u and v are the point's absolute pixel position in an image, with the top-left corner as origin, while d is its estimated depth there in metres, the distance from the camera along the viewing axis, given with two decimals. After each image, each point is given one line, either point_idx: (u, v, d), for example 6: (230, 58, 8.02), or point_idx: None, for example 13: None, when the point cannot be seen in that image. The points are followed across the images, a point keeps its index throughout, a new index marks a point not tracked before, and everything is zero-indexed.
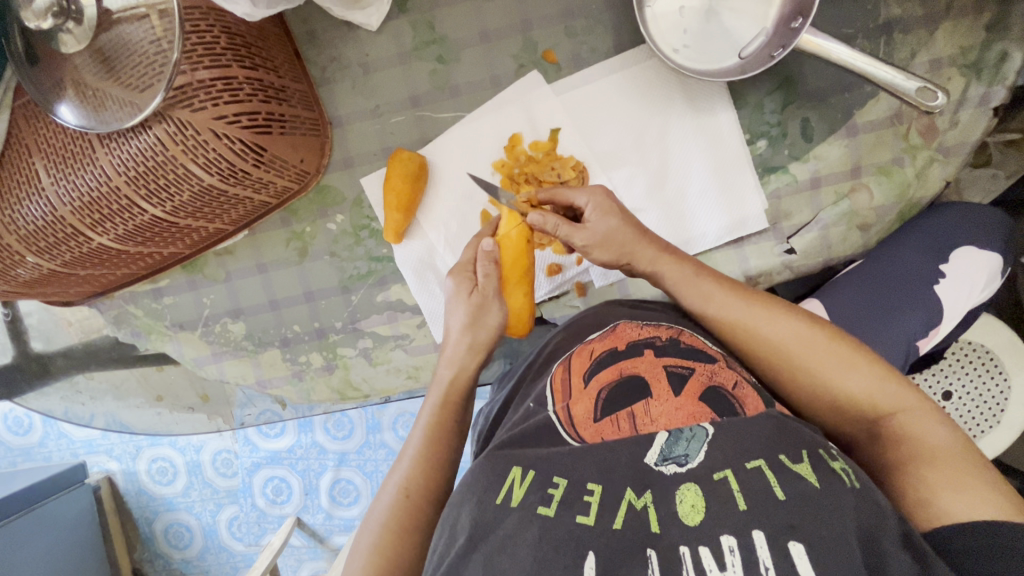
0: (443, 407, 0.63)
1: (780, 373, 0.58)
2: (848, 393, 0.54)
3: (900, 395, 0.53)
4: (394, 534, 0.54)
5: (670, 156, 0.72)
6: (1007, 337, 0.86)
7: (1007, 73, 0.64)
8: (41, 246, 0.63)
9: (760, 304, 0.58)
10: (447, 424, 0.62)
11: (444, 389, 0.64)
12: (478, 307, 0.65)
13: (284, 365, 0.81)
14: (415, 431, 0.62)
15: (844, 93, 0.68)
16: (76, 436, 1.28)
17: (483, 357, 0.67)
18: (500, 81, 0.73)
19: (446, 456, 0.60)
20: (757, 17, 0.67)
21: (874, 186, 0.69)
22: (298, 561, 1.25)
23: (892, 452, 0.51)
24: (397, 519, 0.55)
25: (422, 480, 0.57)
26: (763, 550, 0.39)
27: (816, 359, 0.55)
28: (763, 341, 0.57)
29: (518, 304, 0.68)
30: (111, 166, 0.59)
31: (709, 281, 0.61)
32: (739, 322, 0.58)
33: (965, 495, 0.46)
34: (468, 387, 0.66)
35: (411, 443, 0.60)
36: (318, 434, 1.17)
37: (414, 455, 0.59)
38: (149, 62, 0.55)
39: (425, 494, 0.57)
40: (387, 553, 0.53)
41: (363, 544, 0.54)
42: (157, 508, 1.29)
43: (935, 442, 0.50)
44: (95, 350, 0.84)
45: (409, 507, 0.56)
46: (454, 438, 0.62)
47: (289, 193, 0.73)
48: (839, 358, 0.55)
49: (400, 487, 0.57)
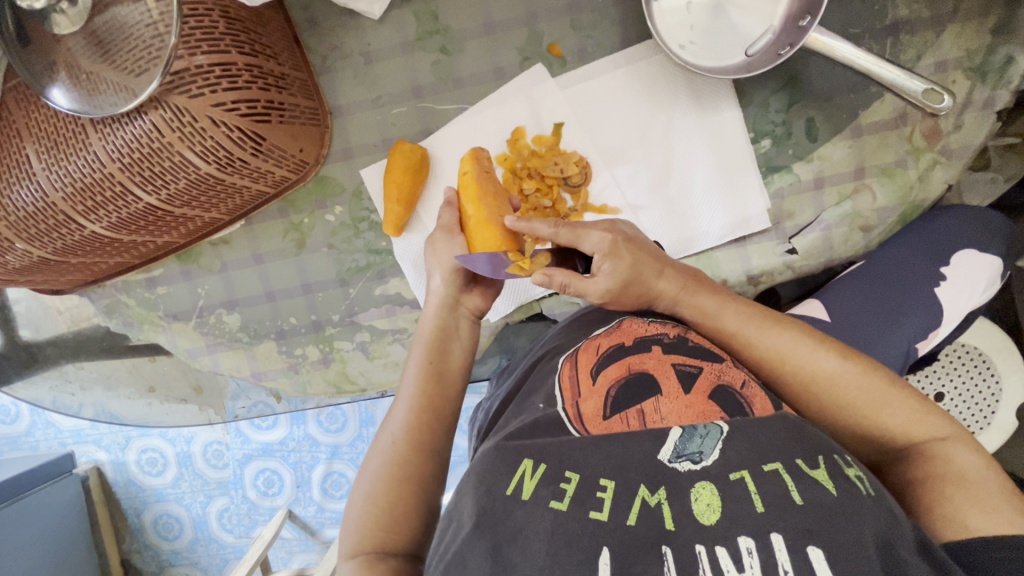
0: (427, 350, 0.61)
1: (810, 407, 0.56)
2: (882, 425, 0.53)
3: (932, 422, 0.53)
4: (386, 485, 0.54)
5: (674, 153, 0.71)
6: (1000, 341, 0.86)
7: (1012, 77, 0.64)
8: (32, 233, 0.62)
9: (786, 334, 0.57)
10: (434, 370, 0.60)
11: (425, 330, 0.62)
12: (432, 242, 0.64)
13: (279, 358, 0.80)
14: (405, 375, 0.60)
15: (850, 94, 0.68)
16: (63, 426, 1.26)
17: (462, 292, 0.63)
18: (503, 74, 0.72)
19: (437, 404, 0.58)
20: (765, 14, 0.66)
21: (877, 188, 0.69)
22: (290, 554, 1.24)
23: (922, 472, 0.51)
24: (391, 469, 0.54)
25: (411, 427, 0.56)
26: (782, 554, 0.39)
27: (848, 394, 0.54)
28: (796, 375, 0.55)
29: (473, 227, 0.61)
30: (104, 152, 0.57)
31: (732, 313, 0.58)
32: (775, 353, 0.56)
33: (992, 515, 0.46)
34: (454, 328, 0.63)
35: (402, 389, 0.59)
36: (311, 427, 1.16)
37: (405, 398, 0.58)
38: (145, 46, 0.54)
39: (417, 444, 0.56)
40: (381, 504, 0.53)
41: (357, 498, 0.54)
42: (146, 499, 1.27)
43: (968, 466, 0.50)
44: (86, 339, 0.82)
45: (399, 453, 0.55)
46: (443, 385, 0.60)
47: (287, 183, 0.72)
48: (871, 395, 0.53)
49: (391, 433, 0.57)
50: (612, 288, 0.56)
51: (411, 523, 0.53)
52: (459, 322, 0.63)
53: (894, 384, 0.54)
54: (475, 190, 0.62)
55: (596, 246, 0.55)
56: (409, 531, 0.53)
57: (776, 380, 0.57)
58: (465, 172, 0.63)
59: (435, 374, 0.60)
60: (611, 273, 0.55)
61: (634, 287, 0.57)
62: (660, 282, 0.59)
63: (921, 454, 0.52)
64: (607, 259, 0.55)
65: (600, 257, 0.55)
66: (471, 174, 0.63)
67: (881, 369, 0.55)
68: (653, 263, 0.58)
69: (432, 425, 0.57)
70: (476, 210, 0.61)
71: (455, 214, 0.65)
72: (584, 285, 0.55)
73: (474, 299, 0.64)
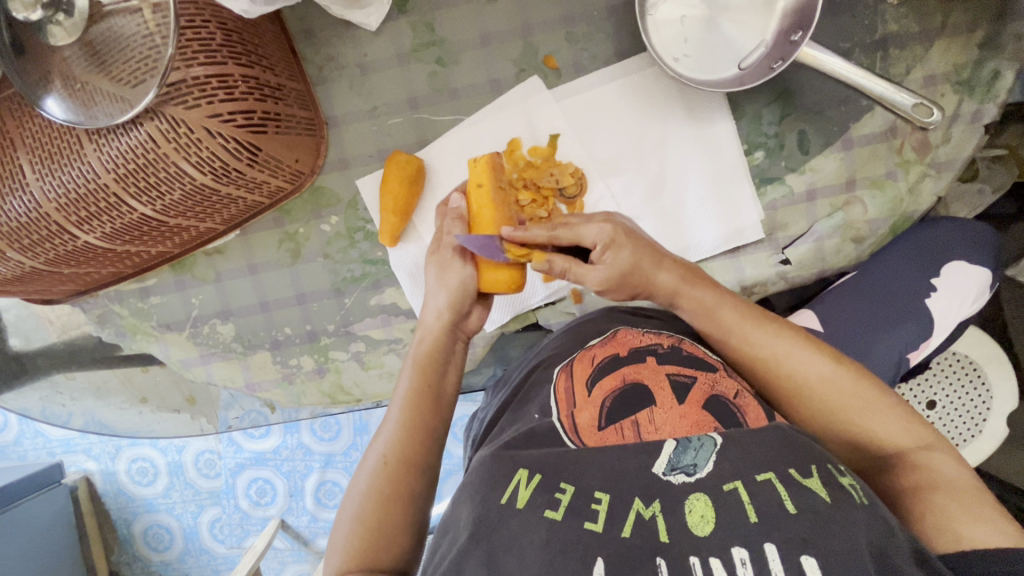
0: (425, 373, 0.61)
1: (798, 410, 0.57)
2: (869, 429, 0.54)
3: (920, 429, 0.53)
4: (376, 504, 0.53)
5: (669, 165, 0.72)
6: (989, 349, 0.87)
7: (998, 91, 0.65)
8: (24, 243, 0.61)
9: (781, 337, 0.57)
10: (431, 393, 0.60)
11: (423, 351, 0.62)
12: (440, 259, 0.63)
13: (273, 368, 0.79)
14: (397, 394, 0.60)
15: (841, 106, 0.69)
16: (53, 435, 1.25)
17: (462, 317, 0.64)
18: (499, 85, 0.72)
19: (432, 426, 0.58)
20: (758, 29, 0.67)
21: (868, 200, 0.70)
22: (281, 564, 1.23)
23: (912, 481, 0.52)
24: (381, 488, 0.54)
25: (404, 448, 0.56)
26: (776, 563, 0.40)
27: (839, 400, 0.54)
28: (786, 378, 0.56)
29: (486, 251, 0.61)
30: (99, 162, 0.57)
31: (730, 310, 0.58)
32: (765, 359, 0.57)
33: (985, 523, 0.46)
34: (451, 351, 0.63)
35: (393, 408, 0.59)
36: (304, 436, 1.16)
37: (398, 420, 0.58)
38: (141, 57, 0.54)
39: (408, 463, 0.56)
40: (372, 525, 0.52)
41: (346, 514, 0.54)
42: (136, 510, 1.26)
43: (951, 477, 0.50)
44: (77, 349, 0.82)
45: (393, 473, 0.55)
46: (439, 408, 0.60)
47: (282, 194, 0.72)
48: (861, 400, 0.54)
49: (382, 454, 0.56)
50: (611, 276, 0.56)
51: (399, 542, 0.53)
52: (456, 347, 0.64)
53: (885, 394, 0.55)
54: (492, 211, 0.60)
55: (596, 238, 0.55)
56: (393, 551, 0.52)
57: (767, 381, 0.57)
58: (478, 183, 0.60)
59: (431, 397, 0.60)
60: (612, 262, 0.56)
61: (634, 276, 0.57)
62: (662, 273, 0.58)
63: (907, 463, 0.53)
64: (608, 250, 0.55)
65: (600, 248, 0.55)
66: (489, 188, 0.60)
67: (871, 379, 0.55)
68: (652, 254, 0.58)
69: (426, 446, 0.57)
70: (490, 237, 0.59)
71: (466, 232, 0.62)
72: (585, 270, 0.56)
73: (470, 320, 0.66)
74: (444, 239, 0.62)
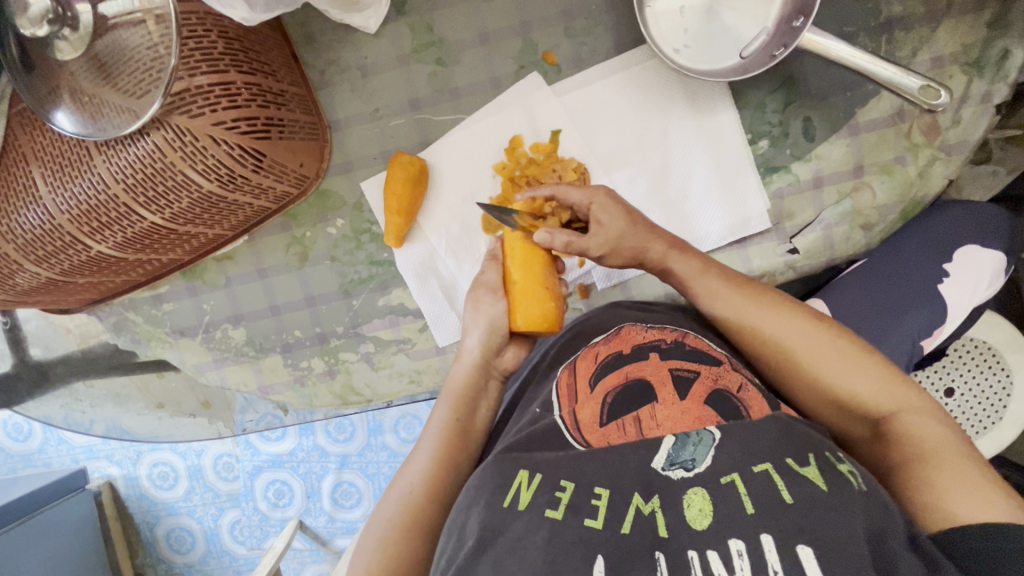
0: (456, 408, 0.62)
1: (783, 372, 0.58)
2: (848, 390, 0.54)
3: (900, 394, 0.53)
4: (398, 528, 0.54)
5: (672, 158, 0.71)
6: (1009, 334, 0.85)
7: (1009, 70, 0.64)
8: (39, 255, 0.63)
9: (761, 305, 0.59)
10: (459, 427, 0.61)
11: (455, 386, 0.63)
12: (472, 298, 0.64)
13: (285, 371, 0.80)
14: (428, 427, 0.62)
15: (846, 92, 0.68)
16: (76, 442, 1.28)
17: (496, 354, 0.64)
18: (499, 83, 0.73)
19: (457, 460, 0.59)
20: (758, 17, 0.66)
21: (877, 185, 0.69)
22: (301, 564, 1.24)
23: (897, 454, 0.51)
24: (405, 516, 0.55)
25: (433, 479, 0.57)
26: (772, 554, 0.39)
27: (820, 356, 0.55)
28: (769, 340, 0.57)
29: (520, 291, 0.62)
30: (108, 174, 0.58)
31: (716, 274, 0.61)
32: (747, 324, 0.58)
33: (978, 498, 0.45)
34: (483, 387, 0.64)
35: (425, 441, 0.61)
36: (320, 437, 1.17)
37: (428, 450, 0.60)
38: (146, 69, 0.55)
39: (434, 495, 0.57)
40: (392, 551, 0.53)
41: (369, 541, 0.55)
42: (158, 513, 1.28)
43: (935, 441, 0.50)
44: (95, 357, 0.83)
45: (415, 502, 0.56)
46: (467, 440, 0.61)
47: (289, 198, 0.73)
48: (843, 358, 0.55)
49: (409, 483, 0.58)
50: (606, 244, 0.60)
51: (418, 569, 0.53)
52: (490, 383, 0.65)
53: (867, 353, 0.55)
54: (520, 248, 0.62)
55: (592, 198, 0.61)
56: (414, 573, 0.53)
57: (753, 347, 0.59)
58: None
59: (461, 430, 0.61)
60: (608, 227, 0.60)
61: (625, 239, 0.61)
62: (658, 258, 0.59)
63: (893, 433, 0.52)
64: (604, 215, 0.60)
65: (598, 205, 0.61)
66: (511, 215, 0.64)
67: (851, 340, 0.56)
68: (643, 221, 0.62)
69: (449, 479, 0.58)
70: (522, 276, 0.61)
71: (498, 271, 0.64)
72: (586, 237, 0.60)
73: (506, 358, 0.66)
74: (476, 280, 0.64)
